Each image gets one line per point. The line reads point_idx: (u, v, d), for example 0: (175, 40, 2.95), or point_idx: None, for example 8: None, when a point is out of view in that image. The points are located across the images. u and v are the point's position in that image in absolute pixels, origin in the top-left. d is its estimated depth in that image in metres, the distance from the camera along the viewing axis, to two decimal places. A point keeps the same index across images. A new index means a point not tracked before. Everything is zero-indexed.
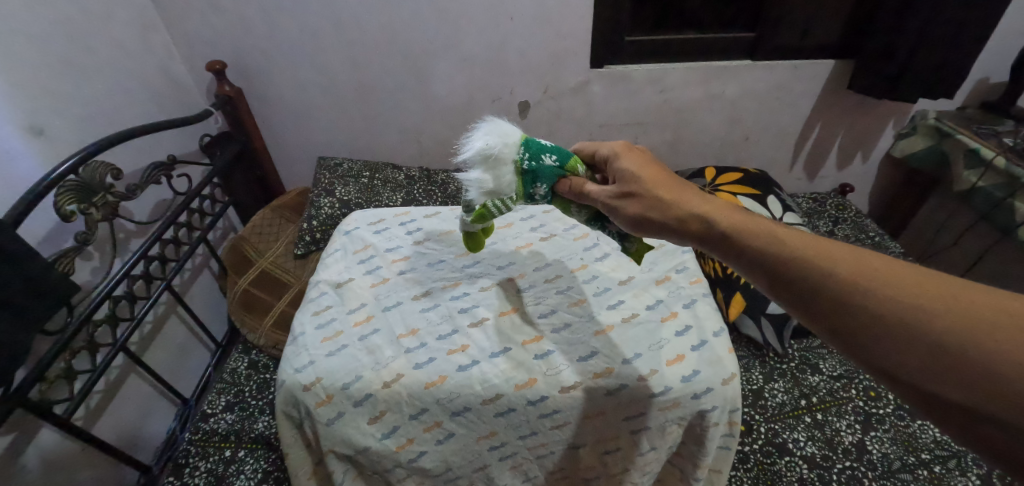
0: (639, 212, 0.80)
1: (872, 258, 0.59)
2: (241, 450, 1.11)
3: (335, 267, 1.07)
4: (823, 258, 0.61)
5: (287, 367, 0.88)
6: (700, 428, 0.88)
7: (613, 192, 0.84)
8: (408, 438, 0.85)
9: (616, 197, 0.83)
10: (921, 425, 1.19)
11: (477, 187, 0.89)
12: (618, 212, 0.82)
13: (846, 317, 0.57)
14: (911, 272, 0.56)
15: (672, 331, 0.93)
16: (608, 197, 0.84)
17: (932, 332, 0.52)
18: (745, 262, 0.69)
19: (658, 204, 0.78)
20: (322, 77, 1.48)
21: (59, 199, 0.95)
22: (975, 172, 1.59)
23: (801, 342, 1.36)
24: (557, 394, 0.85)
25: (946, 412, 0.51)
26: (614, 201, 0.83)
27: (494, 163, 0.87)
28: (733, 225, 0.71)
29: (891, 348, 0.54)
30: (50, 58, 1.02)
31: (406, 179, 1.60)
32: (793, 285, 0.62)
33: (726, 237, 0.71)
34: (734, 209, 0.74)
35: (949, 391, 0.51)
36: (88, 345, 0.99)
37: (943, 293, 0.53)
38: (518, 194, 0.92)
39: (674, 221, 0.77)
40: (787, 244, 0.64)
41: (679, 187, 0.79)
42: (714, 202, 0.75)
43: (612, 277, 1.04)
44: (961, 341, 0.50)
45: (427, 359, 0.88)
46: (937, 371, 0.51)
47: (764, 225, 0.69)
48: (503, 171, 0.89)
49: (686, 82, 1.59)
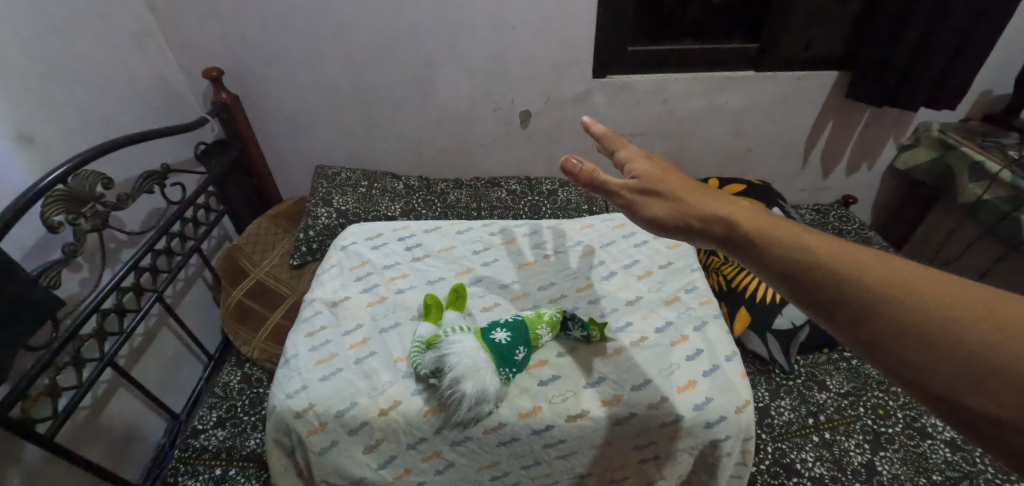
0: (654, 210, 0.71)
1: (904, 262, 0.50)
2: (232, 469, 1.07)
3: (330, 285, 1.03)
4: (850, 261, 0.52)
5: (279, 392, 0.84)
6: (711, 457, 0.86)
7: (629, 187, 0.74)
8: (406, 469, 0.82)
9: (631, 192, 0.73)
10: (932, 445, 1.16)
11: (442, 359, 0.79)
12: (632, 208, 0.73)
13: (877, 329, 0.48)
14: (948, 279, 0.48)
15: (682, 355, 0.90)
16: (623, 191, 0.74)
17: (977, 348, 0.44)
18: (760, 263, 0.59)
19: (670, 203, 0.70)
20: (319, 84, 1.46)
21: (45, 210, 0.91)
22: (980, 185, 1.57)
23: (807, 358, 1.33)
24: (562, 423, 0.82)
25: (992, 436, 0.43)
26: (628, 196, 0.74)
27: (471, 379, 0.76)
28: (750, 223, 0.61)
29: (928, 364, 0.46)
30: (42, 64, 0.99)
31: (405, 188, 1.56)
32: (817, 291, 0.53)
33: (744, 238, 0.61)
34: (751, 208, 0.65)
35: (1004, 416, 0.42)
36: (74, 360, 0.95)
37: (992, 307, 0.45)
38: (507, 384, 0.83)
39: (691, 221, 0.68)
40: (808, 243, 0.55)
41: (695, 187, 0.71)
42: (731, 200, 0.66)
43: (619, 297, 1.02)
44: (1012, 358, 0.43)
45: (423, 385, 0.84)
46: (982, 391, 0.44)
47: (781, 227, 0.59)
48: (466, 402, 0.76)
49: (690, 92, 1.57)
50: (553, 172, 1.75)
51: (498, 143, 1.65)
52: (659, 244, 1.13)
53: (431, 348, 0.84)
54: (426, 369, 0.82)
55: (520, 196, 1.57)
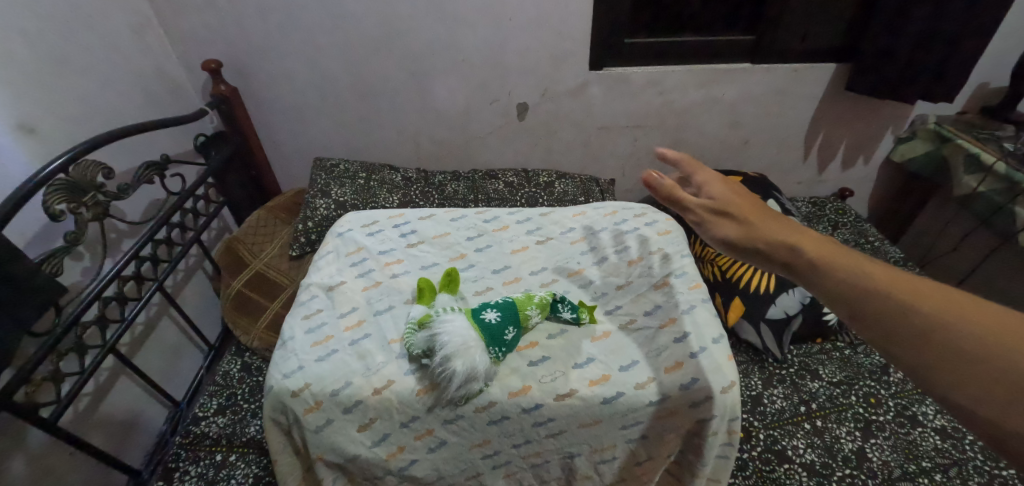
0: (727, 232, 0.71)
1: (988, 308, 0.51)
2: (232, 455, 1.09)
3: (326, 270, 1.05)
4: (931, 302, 0.53)
5: (276, 372, 0.86)
6: (698, 436, 0.87)
7: (705, 208, 0.74)
8: (399, 446, 0.84)
9: (705, 213, 0.74)
10: (922, 433, 1.17)
11: (434, 339, 0.81)
12: (705, 229, 0.74)
13: (958, 370, 0.49)
14: None
15: (670, 337, 0.92)
16: (699, 210, 0.74)
17: None
18: (834, 294, 0.60)
19: (745, 228, 0.70)
20: (317, 77, 1.47)
21: (47, 199, 0.93)
22: (975, 177, 1.59)
23: (800, 348, 1.34)
24: (551, 402, 0.84)
25: None
26: (703, 217, 0.74)
27: (461, 358, 0.77)
28: (825, 255, 0.62)
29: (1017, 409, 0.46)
30: (42, 54, 1.00)
31: (403, 180, 1.57)
32: (897, 327, 0.53)
33: (820, 268, 0.61)
34: (827, 241, 0.65)
35: None
36: (76, 346, 0.97)
37: None
38: (498, 363, 0.85)
39: (763, 246, 0.68)
40: (887, 280, 0.56)
41: (770, 215, 0.71)
42: (805, 231, 0.67)
43: (609, 282, 1.04)
44: None
45: (416, 365, 0.86)
46: None
47: (860, 260, 0.60)
48: (456, 381, 0.77)
49: (686, 84, 1.58)
50: (551, 164, 1.76)
51: (495, 135, 1.65)
52: (649, 231, 1.16)
53: (423, 328, 0.85)
54: (419, 350, 0.83)
55: (518, 188, 1.58)
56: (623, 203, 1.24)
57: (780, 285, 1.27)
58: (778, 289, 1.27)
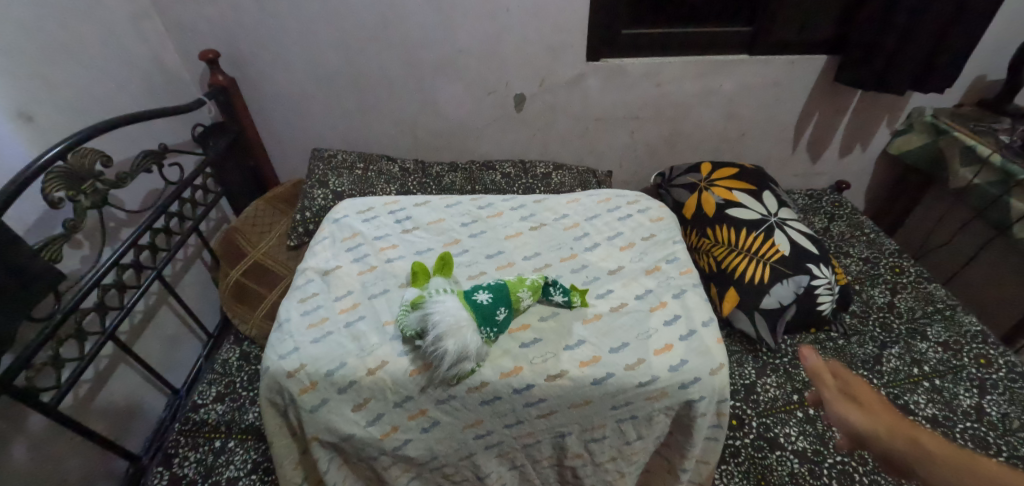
0: (863, 433, 0.77)
1: None
2: (231, 441, 1.10)
3: (322, 255, 1.06)
4: None
5: (272, 354, 0.87)
6: (687, 418, 0.89)
7: (841, 402, 0.81)
8: (393, 426, 0.85)
9: (839, 413, 0.81)
10: (913, 420, 1.19)
11: (426, 318, 0.81)
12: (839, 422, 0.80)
13: None
14: None
15: (660, 320, 0.94)
16: (834, 403, 0.82)
17: None
18: None
19: (881, 428, 0.76)
20: (315, 67, 1.47)
21: (46, 186, 0.93)
22: (971, 169, 1.59)
23: (794, 338, 1.36)
24: (543, 383, 0.85)
25: None
26: (836, 412, 0.81)
27: (452, 337, 0.78)
28: (964, 460, 0.67)
29: None
30: (39, 43, 1.01)
31: (400, 170, 1.58)
32: None
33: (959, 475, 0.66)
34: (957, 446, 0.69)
35: None
36: (76, 333, 0.98)
37: None
38: (489, 344, 0.86)
39: (897, 453, 0.72)
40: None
41: (897, 419, 0.77)
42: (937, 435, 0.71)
43: (602, 267, 1.05)
44: None
45: (409, 346, 0.87)
46: None
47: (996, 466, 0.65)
48: (448, 359, 0.78)
49: (683, 75, 1.58)
50: (548, 155, 1.76)
51: (493, 126, 1.66)
52: (642, 218, 1.17)
53: (416, 308, 0.85)
54: (412, 330, 0.83)
55: (515, 179, 1.58)
56: (617, 190, 1.26)
57: (774, 275, 1.28)
58: (772, 280, 1.28)
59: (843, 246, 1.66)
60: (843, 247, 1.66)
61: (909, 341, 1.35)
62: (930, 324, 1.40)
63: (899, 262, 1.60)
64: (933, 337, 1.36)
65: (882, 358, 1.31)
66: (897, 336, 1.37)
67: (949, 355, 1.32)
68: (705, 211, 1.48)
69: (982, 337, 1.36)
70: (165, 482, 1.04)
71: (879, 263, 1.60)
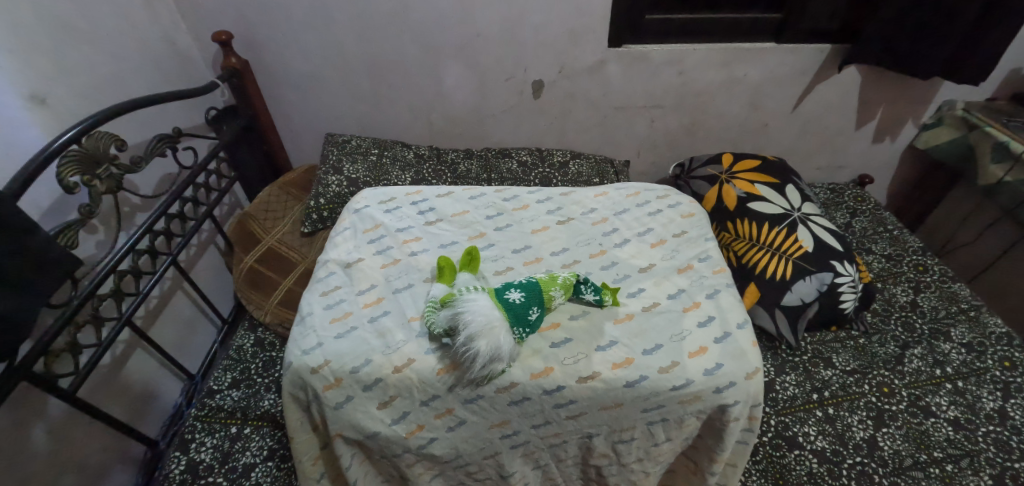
0: None
1: None
2: (247, 428, 1.10)
3: (344, 247, 1.04)
4: None
5: (295, 348, 0.87)
6: (718, 422, 0.88)
7: None
8: (418, 425, 0.85)
9: None
10: (935, 423, 1.16)
11: (456, 317, 0.80)
12: None
13: None
14: None
15: (694, 322, 0.92)
16: None
17: None
18: None
19: None
20: (331, 51, 1.44)
21: (61, 170, 0.92)
22: (1002, 167, 1.55)
23: (815, 335, 1.33)
24: (573, 384, 0.84)
25: None
26: None
27: (484, 338, 0.77)
28: None
29: None
30: (51, 22, 0.98)
31: (415, 157, 1.55)
32: None
33: None
34: None
35: None
36: (92, 319, 0.97)
37: None
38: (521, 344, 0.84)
39: None
40: None
41: None
42: None
43: (632, 264, 1.04)
44: None
45: (437, 344, 0.86)
46: None
47: None
48: (479, 360, 0.77)
49: (707, 64, 1.53)
50: (565, 144, 1.73)
51: (510, 113, 1.63)
52: (672, 214, 1.15)
53: (445, 307, 0.84)
54: (440, 328, 0.82)
55: (531, 168, 1.55)
56: (645, 185, 1.23)
57: (797, 271, 1.25)
58: (794, 276, 1.25)
59: (865, 242, 1.62)
60: (866, 243, 1.63)
61: (931, 341, 1.32)
62: (954, 325, 1.37)
63: (923, 261, 1.56)
64: (958, 338, 1.33)
65: (904, 358, 1.28)
66: (921, 335, 1.34)
67: (973, 357, 1.29)
68: (725, 204, 1.45)
69: (1009, 338, 1.33)
70: (181, 467, 1.05)
71: (902, 261, 1.56)
